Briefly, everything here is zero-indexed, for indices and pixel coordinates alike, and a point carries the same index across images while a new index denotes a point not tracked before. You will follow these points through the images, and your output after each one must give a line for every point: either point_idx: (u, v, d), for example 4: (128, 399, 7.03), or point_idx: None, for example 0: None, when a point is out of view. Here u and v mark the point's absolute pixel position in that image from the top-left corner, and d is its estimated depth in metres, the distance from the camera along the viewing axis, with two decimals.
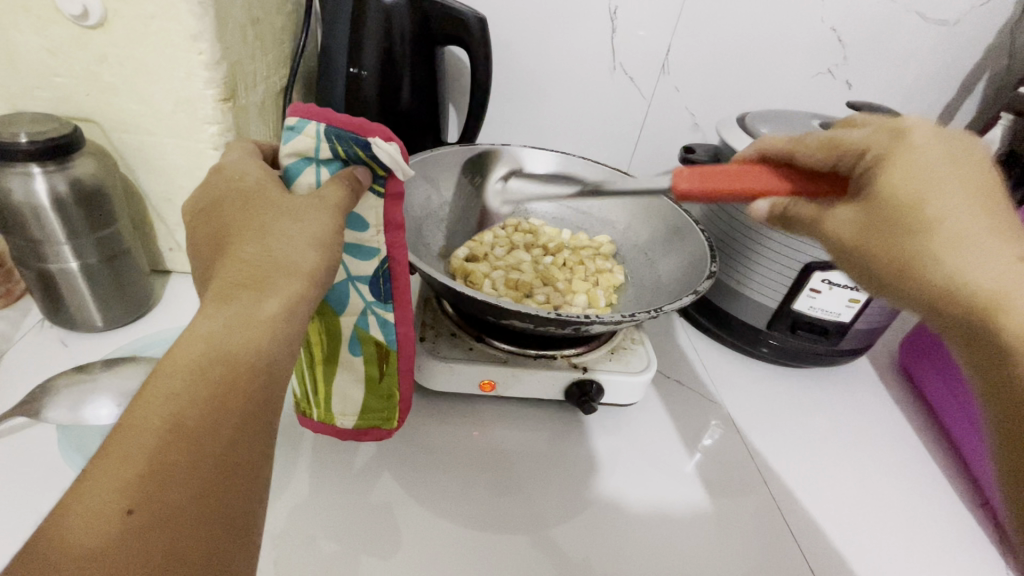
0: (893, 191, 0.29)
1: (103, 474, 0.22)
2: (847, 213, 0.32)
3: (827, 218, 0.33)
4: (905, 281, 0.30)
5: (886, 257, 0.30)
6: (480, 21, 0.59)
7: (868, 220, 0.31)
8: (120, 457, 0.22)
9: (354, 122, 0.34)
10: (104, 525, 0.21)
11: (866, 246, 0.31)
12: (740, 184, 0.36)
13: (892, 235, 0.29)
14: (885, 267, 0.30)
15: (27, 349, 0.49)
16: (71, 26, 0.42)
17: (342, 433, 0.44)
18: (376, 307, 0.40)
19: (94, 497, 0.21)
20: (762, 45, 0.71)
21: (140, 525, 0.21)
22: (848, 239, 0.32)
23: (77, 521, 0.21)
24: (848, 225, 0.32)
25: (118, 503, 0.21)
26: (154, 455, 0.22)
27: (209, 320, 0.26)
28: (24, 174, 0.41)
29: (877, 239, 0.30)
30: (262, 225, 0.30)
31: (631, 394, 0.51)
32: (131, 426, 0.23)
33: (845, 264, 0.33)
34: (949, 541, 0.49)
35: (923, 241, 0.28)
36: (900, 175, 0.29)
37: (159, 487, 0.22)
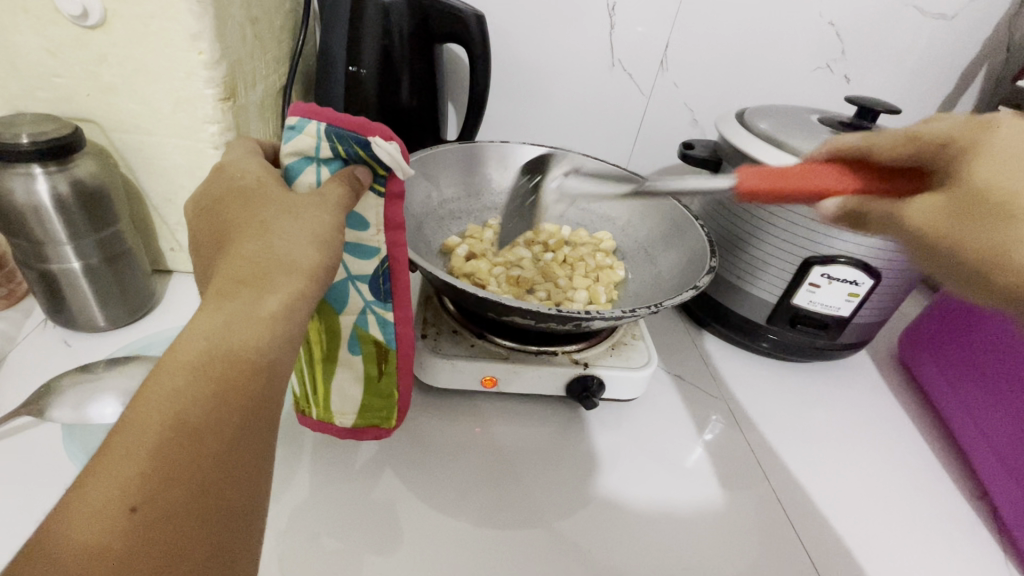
0: (988, 175, 0.26)
1: (105, 470, 0.22)
2: (928, 202, 0.28)
3: (907, 208, 0.29)
4: (1005, 271, 0.25)
5: (983, 246, 0.26)
6: (478, 18, 0.60)
7: (957, 207, 0.27)
8: (123, 454, 0.22)
9: (355, 121, 0.34)
10: (107, 521, 0.21)
11: (955, 236, 0.27)
12: (807, 184, 0.33)
13: (991, 222, 0.25)
14: (984, 257, 0.26)
15: (30, 349, 0.49)
16: (71, 26, 0.42)
17: (341, 432, 0.44)
18: (376, 306, 0.40)
19: (97, 493, 0.22)
20: (760, 40, 0.71)
21: (143, 523, 0.22)
22: (932, 229, 0.28)
23: (80, 518, 0.21)
24: (929, 212, 0.28)
25: (121, 501, 0.21)
26: (156, 453, 0.23)
27: (211, 317, 0.26)
28: (25, 175, 0.41)
29: (969, 227, 0.26)
30: (263, 222, 0.30)
31: (631, 390, 0.51)
32: (132, 423, 0.23)
33: (927, 258, 0.29)
34: (949, 532, 0.49)
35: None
36: (992, 159, 0.26)
37: (161, 484, 0.22)
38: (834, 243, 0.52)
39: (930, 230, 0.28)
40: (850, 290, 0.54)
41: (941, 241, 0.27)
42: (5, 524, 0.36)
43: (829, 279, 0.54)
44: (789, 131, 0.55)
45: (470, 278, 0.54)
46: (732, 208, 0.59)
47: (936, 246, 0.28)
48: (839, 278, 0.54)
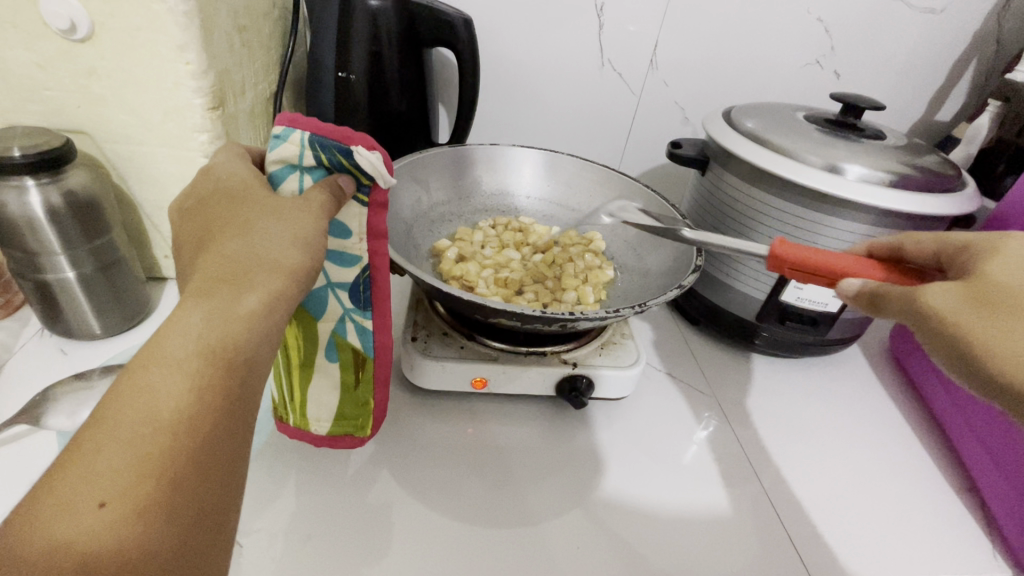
0: (1004, 277, 0.28)
1: (78, 467, 0.22)
2: (946, 289, 0.28)
3: (923, 291, 0.29)
4: (997, 363, 0.26)
5: (988, 336, 0.26)
6: (466, 22, 0.60)
7: (975, 297, 0.27)
8: (95, 451, 0.23)
9: (337, 130, 0.35)
10: (78, 516, 0.22)
11: (964, 325, 0.27)
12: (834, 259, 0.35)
13: (1008, 317, 0.26)
14: (981, 347, 0.26)
15: (26, 357, 0.50)
16: (60, 40, 0.43)
17: (316, 439, 0.44)
18: (355, 314, 0.40)
19: (68, 488, 0.22)
20: (749, 37, 0.71)
21: (113, 517, 0.22)
22: (945, 314, 0.27)
23: (51, 513, 0.22)
24: (945, 298, 0.28)
25: (92, 496, 0.22)
26: (130, 448, 0.23)
27: (188, 313, 0.27)
28: (18, 188, 0.42)
29: (984, 317, 0.26)
30: (243, 223, 0.31)
31: (620, 389, 0.52)
32: (107, 419, 0.24)
33: (925, 341, 0.29)
34: (938, 525, 0.50)
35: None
36: (1007, 265, 0.28)
37: (133, 480, 0.23)
38: (818, 238, 0.54)
39: (940, 313, 0.28)
40: None
41: (948, 329, 0.27)
42: None
43: None
44: (775, 129, 0.56)
45: (458, 280, 0.55)
46: (719, 207, 0.60)
47: (938, 331, 0.27)
48: None
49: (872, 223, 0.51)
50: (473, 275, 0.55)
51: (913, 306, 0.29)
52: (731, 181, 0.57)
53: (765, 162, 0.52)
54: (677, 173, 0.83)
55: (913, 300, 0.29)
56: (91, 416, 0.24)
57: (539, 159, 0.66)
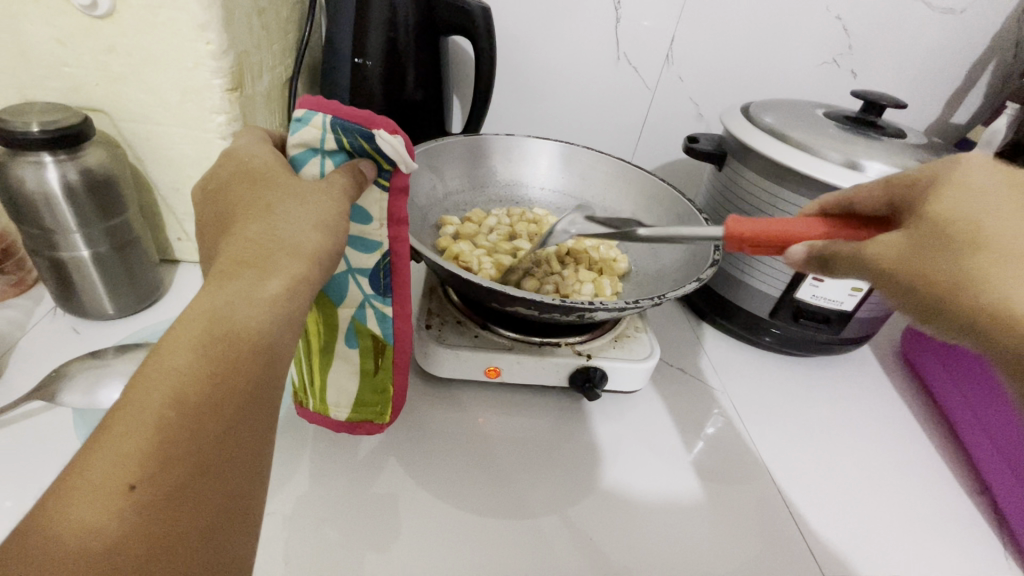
0: (949, 209, 0.24)
1: (105, 450, 0.22)
2: (890, 240, 0.26)
3: (868, 246, 0.27)
4: (957, 302, 0.23)
5: (946, 279, 0.23)
6: (484, 11, 0.59)
7: (919, 238, 0.25)
8: (121, 434, 0.23)
9: (359, 114, 0.34)
10: (107, 500, 0.22)
11: (915, 270, 0.25)
12: (780, 227, 0.32)
13: (946, 254, 0.24)
14: (949, 295, 0.23)
15: (40, 336, 0.50)
16: (80, 16, 0.42)
17: (334, 425, 0.44)
18: (375, 300, 0.40)
19: (94, 470, 0.22)
20: (767, 33, 0.71)
21: (141, 500, 0.22)
22: (896, 266, 0.26)
23: (78, 496, 0.22)
24: (890, 247, 0.26)
25: (121, 479, 0.22)
26: (156, 430, 0.23)
27: (213, 295, 0.27)
28: (36, 163, 0.42)
29: (927, 259, 0.24)
30: (266, 206, 0.31)
31: (634, 382, 0.52)
32: (134, 401, 0.24)
33: (889, 296, 0.26)
34: (949, 526, 0.50)
35: (987, 263, 0.22)
36: (955, 194, 0.25)
37: (161, 464, 0.23)
38: None
39: (887, 267, 0.26)
40: (853, 285, 0.54)
41: (905, 278, 0.25)
42: (15, 504, 0.37)
43: None
44: (795, 126, 0.55)
45: (456, 259, 0.55)
46: (736, 202, 0.60)
47: (894, 278, 0.26)
48: None
49: None
50: (471, 256, 0.55)
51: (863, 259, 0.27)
52: (748, 176, 0.57)
53: (786, 157, 0.51)
54: (690, 169, 0.83)
55: (860, 252, 0.28)
56: (116, 400, 0.24)
57: (555, 152, 0.66)
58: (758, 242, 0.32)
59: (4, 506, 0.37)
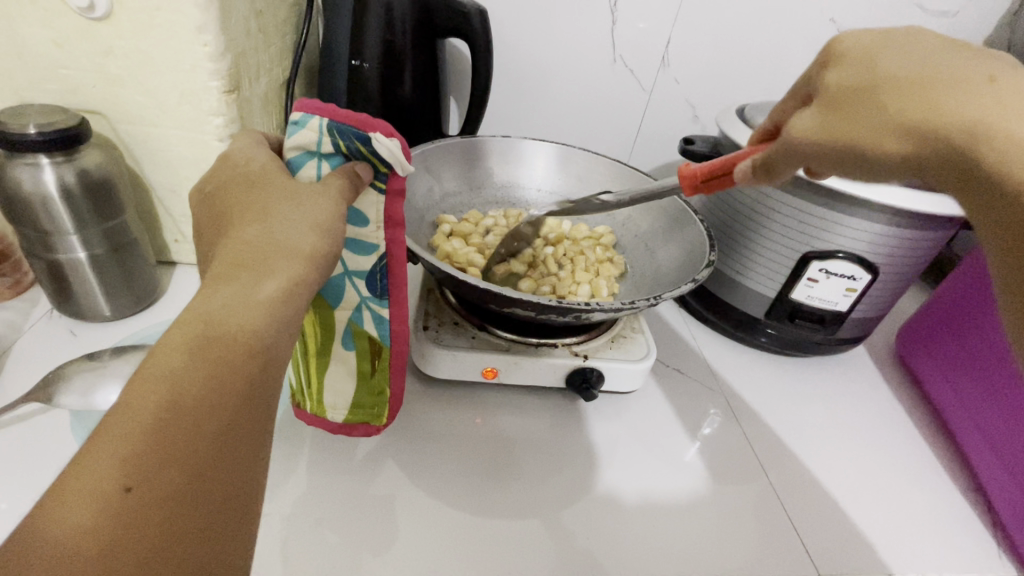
0: (846, 75, 0.30)
1: (100, 453, 0.22)
2: (805, 116, 0.32)
3: (790, 127, 0.32)
4: (885, 134, 0.28)
5: (869, 120, 0.29)
6: (481, 13, 0.60)
7: (832, 105, 0.30)
8: (117, 436, 0.23)
9: (356, 117, 0.34)
10: (102, 502, 0.22)
11: (834, 128, 0.30)
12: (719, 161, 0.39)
13: (859, 103, 0.29)
14: (873, 131, 0.28)
15: (36, 337, 0.50)
16: (78, 18, 0.42)
17: (331, 426, 0.44)
18: (371, 302, 0.40)
19: (90, 472, 0.22)
20: (763, 35, 0.71)
21: (137, 502, 0.22)
22: (818, 133, 0.31)
23: (74, 500, 0.22)
24: (808, 119, 0.31)
25: (117, 481, 0.22)
26: (152, 432, 0.23)
27: (209, 297, 0.27)
28: (32, 165, 0.42)
29: (845, 114, 0.30)
30: (263, 209, 0.31)
31: (631, 383, 0.52)
32: (130, 403, 0.24)
33: (823, 164, 0.31)
34: (943, 525, 0.50)
35: (904, 102, 0.27)
36: (842, 64, 0.31)
37: (156, 466, 0.23)
38: (834, 238, 0.53)
39: (810, 137, 0.31)
40: (847, 285, 0.55)
41: (830, 139, 0.30)
42: (11, 506, 0.37)
43: (827, 273, 0.54)
44: None
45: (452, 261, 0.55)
46: (730, 203, 0.60)
47: (822, 143, 0.30)
48: (837, 273, 0.54)
49: (883, 222, 0.51)
50: (465, 255, 0.55)
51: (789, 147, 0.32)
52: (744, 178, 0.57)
53: None
54: None
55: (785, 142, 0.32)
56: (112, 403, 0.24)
57: (551, 153, 0.66)
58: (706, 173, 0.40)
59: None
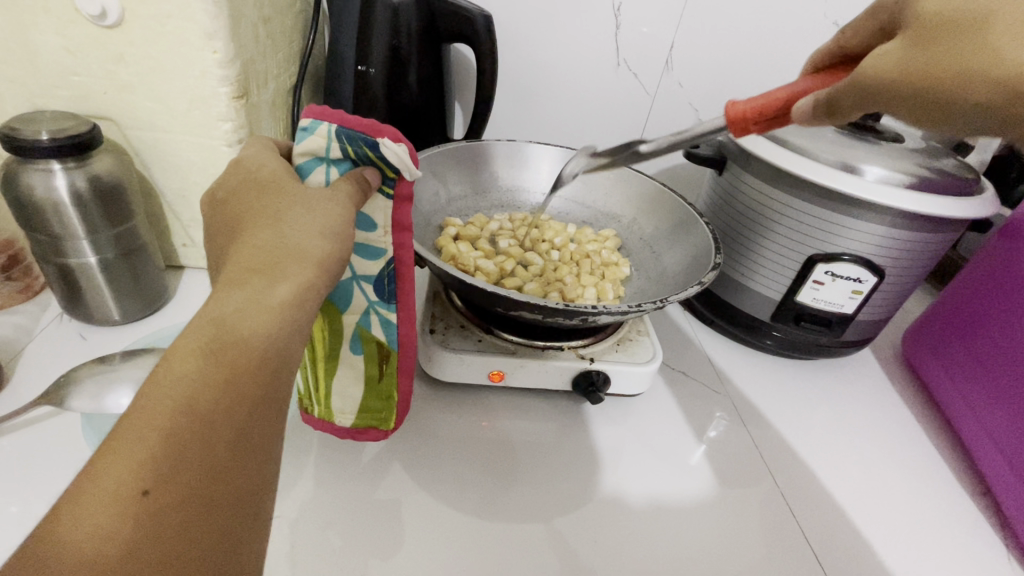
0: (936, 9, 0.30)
1: (118, 457, 0.23)
2: (886, 52, 0.31)
3: (868, 60, 0.31)
4: (964, 82, 0.29)
5: (954, 63, 0.29)
6: (486, 18, 0.60)
7: (916, 44, 0.30)
8: (133, 440, 0.23)
9: (364, 122, 0.35)
10: (120, 506, 0.22)
11: (918, 67, 0.30)
12: (773, 95, 0.36)
13: (952, 41, 0.29)
14: (957, 73, 0.29)
15: (47, 341, 0.50)
16: (90, 26, 0.43)
17: (339, 431, 0.44)
18: (379, 307, 0.41)
19: (106, 476, 0.22)
20: (766, 40, 0.71)
21: (155, 505, 0.22)
22: (898, 70, 0.31)
23: (91, 503, 0.22)
24: (890, 56, 0.31)
25: (134, 485, 0.22)
26: (168, 436, 0.23)
27: (222, 302, 0.28)
28: (45, 171, 0.43)
29: (931, 54, 0.30)
30: (275, 213, 0.31)
31: (637, 385, 0.52)
32: (145, 407, 0.24)
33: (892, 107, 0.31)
34: (950, 528, 0.50)
35: (988, 34, 0.28)
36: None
37: (172, 470, 0.23)
38: (839, 241, 0.53)
39: (888, 74, 0.31)
40: (853, 288, 0.55)
41: (909, 77, 0.30)
42: (23, 508, 0.37)
43: (833, 276, 0.54)
44: (795, 130, 0.55)
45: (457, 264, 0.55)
46: (735, 205, 0.60)
47: (899, 82, 0.30)
48: (842, 276, 0.54)
49: (889, 225, 0.51)
50: (470, 259, 0.55)
51: (863, 81, 0.31)
52: (749, 180, 0.58)
53: (786, 162, 0.52)
54: (690, 174, 0.83)
55: (860, 77, 0.31)
56: (127, 407, 0.24)
57: (556, 156, 0.66)
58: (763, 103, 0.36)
59: (11, 511, 0.37)
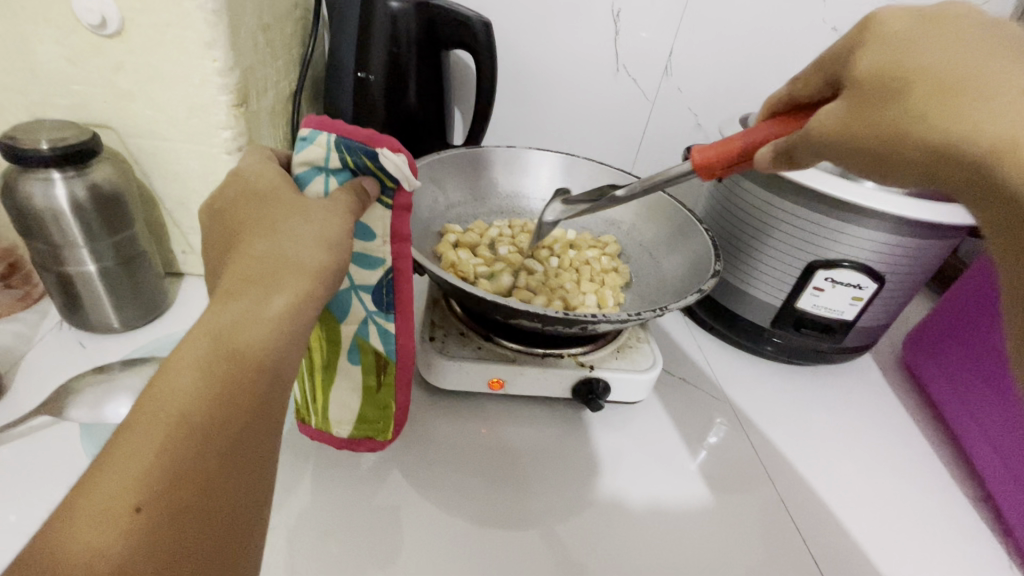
0: (873, 67, 0.30)
1: (114, 472, 0.23)
2: (831, 111, 0.31)
3: (813, 120, 0.32)
4: (899, 138, 0.28)
5: (884, 123, 0.29)
6: (485, 25, 0.60)
7: (856, 103, 0.30)
8: (127, 455, 0.23)
9: (363, 133, 0.35)
10: (113, 523, 0.22)
11: (859, 123, 0.30)
12: (736, 142, 0.38)
13: (884, 100, 0.29)
14: (893, 130, 0.28)
15: (46, 350, 0.50)
16: (90, 35, 0.43)
17: (336, 441, 0.44)
18: (378, 316, 0.41)
19: (101, 492, 0.22)
20: (765, 45, 0.71)
21: (149, 521, 0.22)
22: (841, 128, 0.31)
23: (86, 519, 0.22)
24: (832, 115, 0.31)
25: (128, 500, 0.22)
26: (163, 451, 0.23)
27: (219, 314, 0.28)
28: (45, 180, 0.43)
29: (869, 112, 0.29)
30: (273, 224, 0.31)
31: (636, 393, 0.52)
32: (140, 422, 0.24)
33: (843, 160, 0.31)
34: (951, 536, 0.50)
35: (915, 99, 0.27)
36: (880, 48, 0.30)
37: (167, 486, 0.23)
38: (838, 247, 0.53)
39: (832, 131, 0.31)
40: (853, 294, 0.55)
41: (850, 135, 0.30)
42: (22, 518, 0.37)
43: (833, 283, 0.54)
44: None
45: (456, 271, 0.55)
46: (734, 211, 0.60)
47: (843, 140, 0.31)
48: (842, 282, 0.54)
49: (888, 232, 0.51)
50: (469, 266, 0.55)
51: (809, 136, 0.32)
52: (748, 187, 0.58)
53: (785, 169, 0.52)
54: (690, 179, 0.83)
55: (807, 133, 0.32)
56: (123, 421, 0.24)
57: (556, 162, 0.66)
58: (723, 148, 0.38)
59: (9, 521, 0.37)
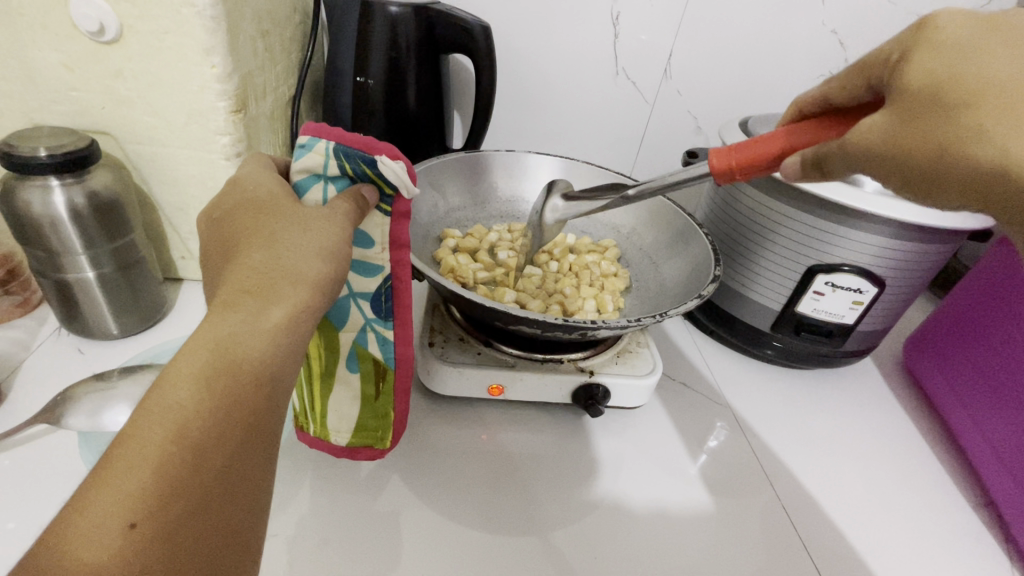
0: (925, 74, 0.27)
1: (109, 488, 0.22)
2: (874, 121, 0.28)
3: (855, 131, 0.29)
4: (955, 159, 0.26)
5: (937, 139, 0.26)
6: (484, 29, 0.60)
7: (903, 115, 0.27)
8: (123, 471, 0.23)
9: (360, 140, 0.34)
10: (108, 539, 0.22)
11: (905, 138, 0.27)
12: (764, 148, 0.36)
13: (936, 116, 0.26)
14: (949, 150, 0.26)
15: (44, 357, 0.50)
16: (88, 42, 0.43)
17: (335, 449, 0.44)
18: (376, 324, 0.41)
19: (95, 508, 0.22)
20: (763, 48, 0.71)
21: (144, 537, 0.22)
22: (884, 143, 0.28)
23: (81, 535, 0.22)
24: (876, 126, 0.28)
25: (123, 517, 0.22)
26: (158, 466, 0.23)
27: (215, 326, 0.27)
28: (43, 188, 0.43)
29: (919, 127, 0.27)
30: (271, 234, 0.31)
31: (636, 398, 0.52)
32: (136, 437, 0.24)
33: (881, 175, 0.29)
34: (953, 540, 0.50)
35: (982, 119, 0.25)
36: (931, 55, 0.27)
37: (162, 501, 0.23)
38: (838, 252, 0.53)
39: (873, 146, 0.28)
40: (853, 299, 0.55)
41: (896, 151, 0.27)
42: (20, 527, 0.37)
43: (833, 287, 0.54)
44: None
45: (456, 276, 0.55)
46: (734, 216, 0.60)
47: (885, 156, 0.28)
48: (842, 286, 0.54)
49: (888, 237, 0.51)
50: (469, 271, 0.55)
51: (850, 147, 0.29)
52: (748, 192, 0.58)
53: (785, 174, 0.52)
54: None
55: (846, 144, 0.29)
56: (118, 434, 0.24)
57: (555, 166, 0.66)
58: (748, 160, 0.36)
59: (9, 529, 0.37)
